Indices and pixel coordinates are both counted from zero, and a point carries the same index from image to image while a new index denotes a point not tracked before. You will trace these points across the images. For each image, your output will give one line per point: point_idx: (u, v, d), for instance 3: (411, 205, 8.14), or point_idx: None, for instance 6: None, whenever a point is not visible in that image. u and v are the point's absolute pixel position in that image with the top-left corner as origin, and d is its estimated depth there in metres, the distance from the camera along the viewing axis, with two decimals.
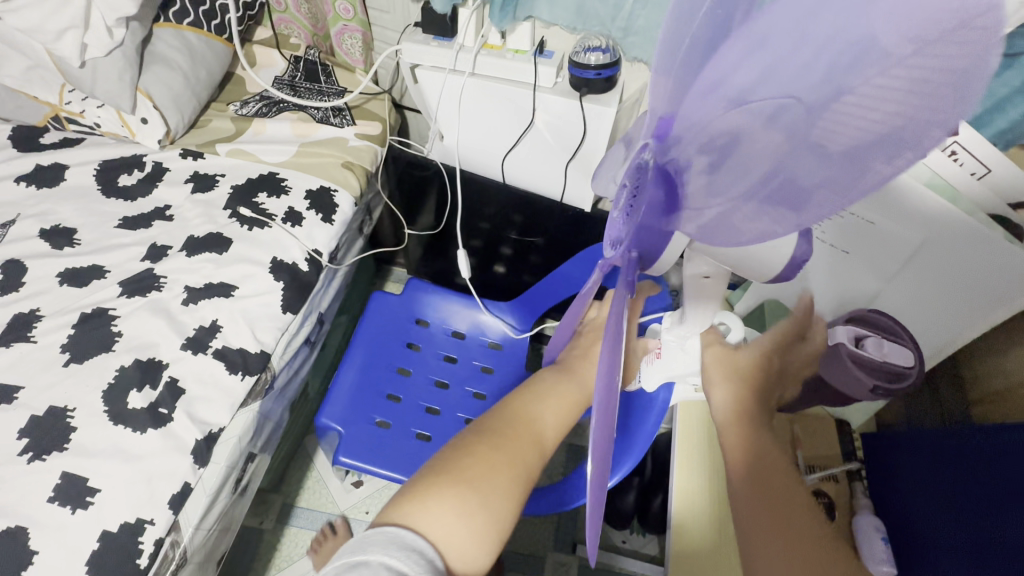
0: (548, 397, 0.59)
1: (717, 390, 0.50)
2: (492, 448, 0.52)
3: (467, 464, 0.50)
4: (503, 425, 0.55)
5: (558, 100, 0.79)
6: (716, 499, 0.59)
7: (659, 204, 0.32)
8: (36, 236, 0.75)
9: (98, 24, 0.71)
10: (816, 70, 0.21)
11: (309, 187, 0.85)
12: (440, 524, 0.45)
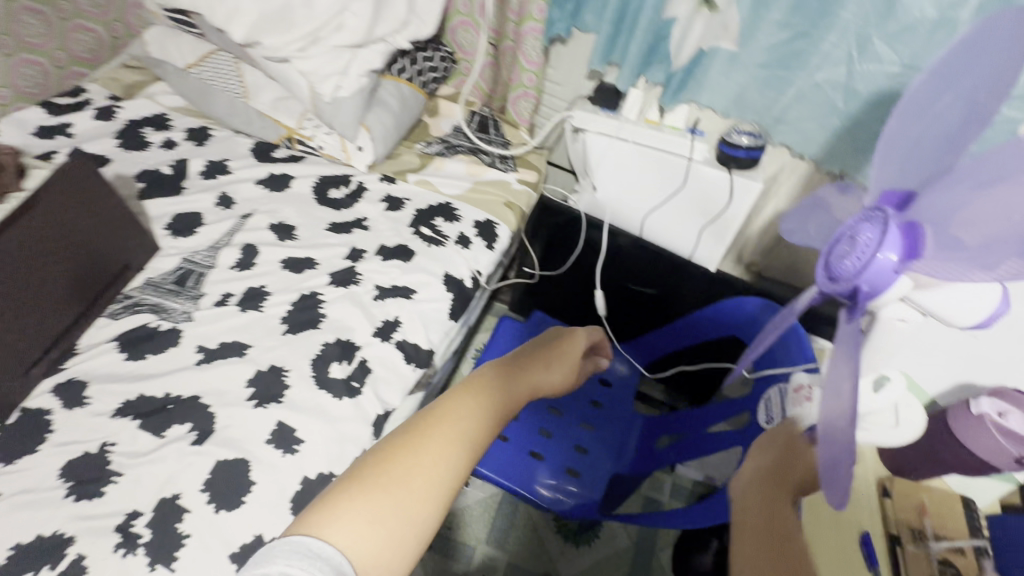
0: (487, 386, 0.52)
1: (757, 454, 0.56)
2: (425, 447, 0.43)
3: (389, 464, 0.42)
4: (443, 420, 0.46)
5: (710, 171, 0.91)
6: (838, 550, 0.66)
7: (896, 255, 0.41)
8: (266, 228, 0.91)
9: (353, 73, 0.91)
10: (1001, 197, 0.35)
11: (477, 218, 1.00)
12: (350, 532, 0.37)
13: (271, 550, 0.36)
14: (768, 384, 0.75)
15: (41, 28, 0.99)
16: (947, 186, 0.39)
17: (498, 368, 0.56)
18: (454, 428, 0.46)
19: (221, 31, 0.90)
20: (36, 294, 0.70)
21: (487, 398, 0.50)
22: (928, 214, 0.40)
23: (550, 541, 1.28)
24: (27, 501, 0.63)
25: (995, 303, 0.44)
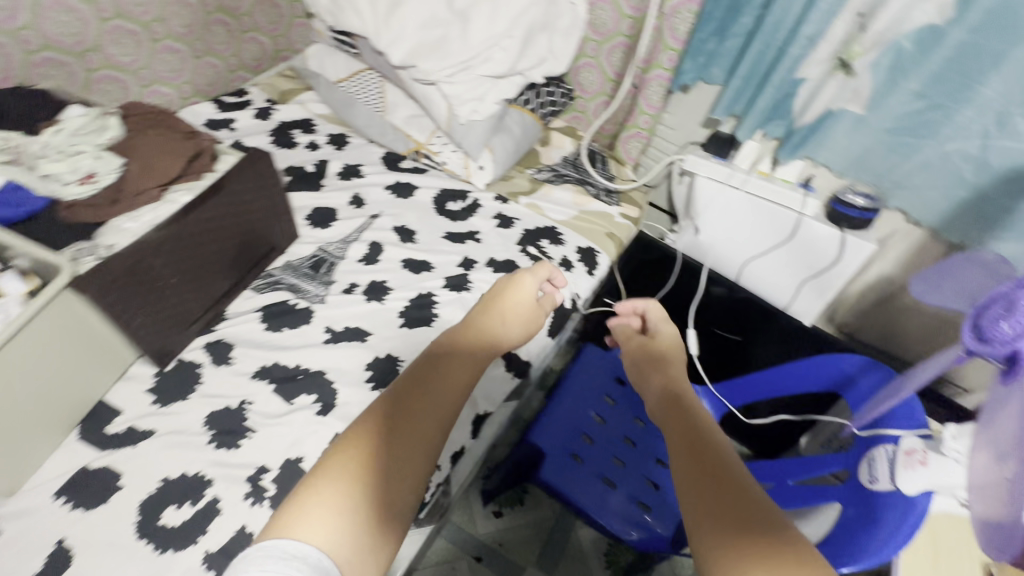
0: (426, 375, 0.57)
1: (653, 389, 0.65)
2: (366, 449, 0.48)
3: (334, 469, 0.46)
4: (379, 422, 0.51)
5: (821, 227, 0.93)
6: None
7: None
8: (390, 229, 1.00)
9: (489, 99, 1.00)
10: None
11: (580, 245, 1.05)
12: (315, 529, 0.42)
13: (250, 560, 0.39)
14: (876, 444, 0.74)
15: (225, 36, 1.15)
16: None
17: (433, 356, 0.60)
18: (390, 428, 0.50)
19: (380, 52, 1.02)
20: (221, 257, 0.80)
21: (427, 388, 0.55)
22: None
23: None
24: (177, 441, 0.71)
25: None
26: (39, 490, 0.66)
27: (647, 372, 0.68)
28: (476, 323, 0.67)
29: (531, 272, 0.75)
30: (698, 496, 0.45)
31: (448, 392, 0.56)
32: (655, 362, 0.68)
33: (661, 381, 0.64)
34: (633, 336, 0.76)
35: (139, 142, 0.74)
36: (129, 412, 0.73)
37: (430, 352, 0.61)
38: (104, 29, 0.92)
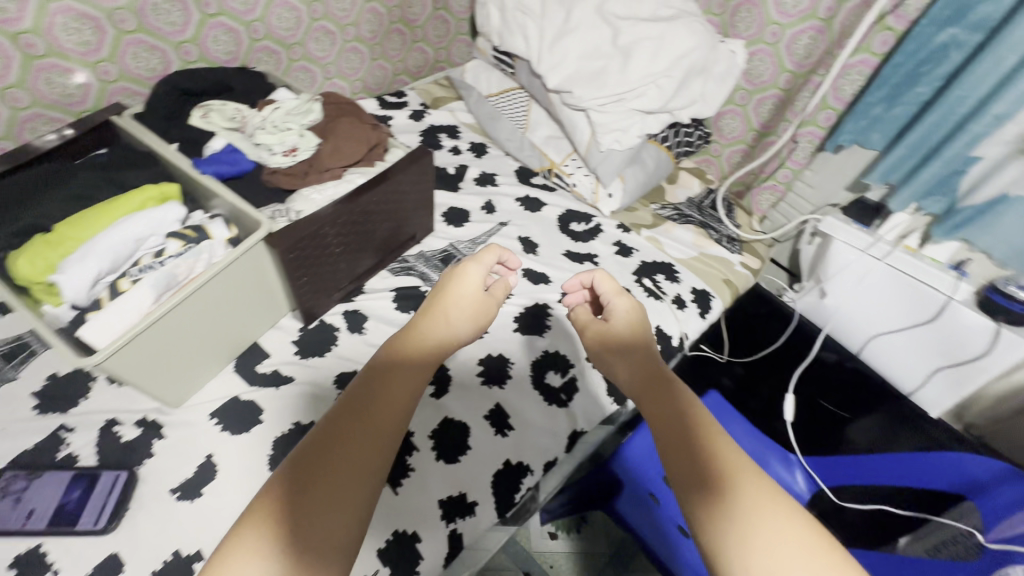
0: (348, 403, 0.49)
1: (621, 374, 0.57)
2: (268, 518, 0.40)
3: (237, 550, 0.39)
4: (285, 482, 0.43)
5: (972, 315, 0.85)
6: None
7: None
8: (515, 238, 1.06)
9: (633, 131, 1.04)
10: None
11: (695, 286, 1.05)
12: None
13: None
14: (1010, 562, 0.67)
15: (399, 44, 1.28)
16: None
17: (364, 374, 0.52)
18: (306, 474, 0.43)
19: (537, 75, 1.09)
20: (373, 239, 0.89)
21: (346, 421, 0.46)
22: None
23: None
24: (311, 392, 0.79)
25: None
26: (197, 408, 0.76)
27: (610, 356, 0.59)
28: (417, 330, 0.57)
29: (474, 261, 0.62)
30: (679, 468, 0.45)
31: (383, 416, 0.48)
32: (619, 347, 0.59)
33: (630, 359, 0.57)
34: (588, 317, 0.64)
35: (335, 126, 0.85)
36: (276, 357, 0.83)
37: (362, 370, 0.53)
38: (312, 27, 1.07)
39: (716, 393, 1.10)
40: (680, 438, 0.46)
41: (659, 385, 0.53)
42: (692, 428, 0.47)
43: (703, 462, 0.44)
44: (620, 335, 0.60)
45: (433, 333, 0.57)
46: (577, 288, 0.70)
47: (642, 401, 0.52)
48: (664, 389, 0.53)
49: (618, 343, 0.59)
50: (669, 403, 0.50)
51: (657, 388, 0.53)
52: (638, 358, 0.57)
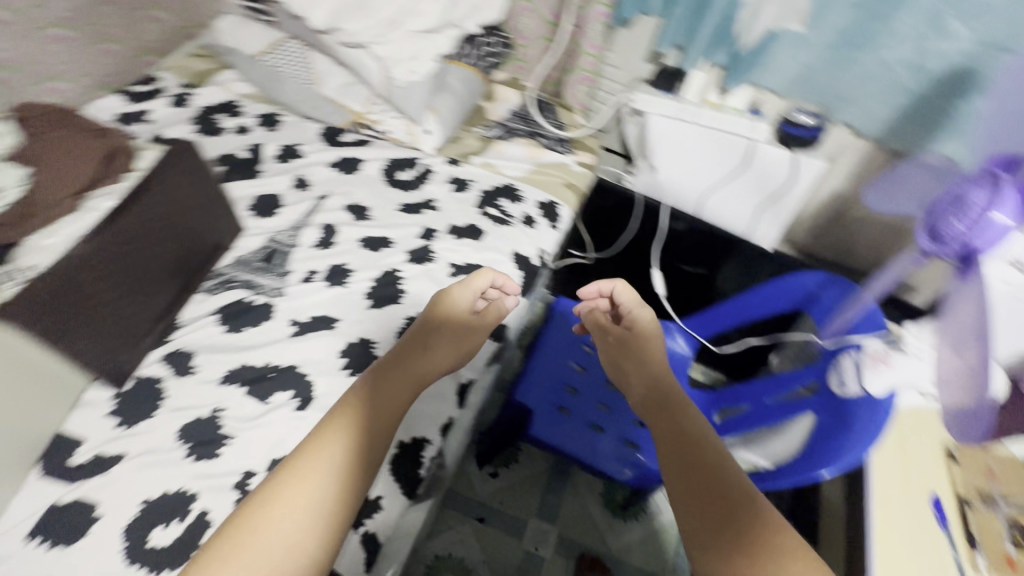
0: (370, 385, 0.62)
1: (634, 382, 0.70)
2: (330, 443, 0.54)
3: (298, 467, 0.52)
4: (338, 421, 0.57)
5: (774, 151, 0.94)
6: (918, 537, 0.71)
7: (1013, 210, 0.44)
8: (342, 209, 0.96)
9: (425, 57, 0.95)
10: None
11: (540, 200, 1.03)
12: (296, 500, 0.49)
13: (245, 523, 0.47)
14: (841, 352, 0.78)
15: (118, 17, 1.02)
16: None
17: (385, 362, 0.66)
18: (358, 418, 0.57)
19: (298, 18, 0.94)
20: (149, 264, 0.76)
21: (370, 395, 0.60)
22: None
23: (597, 513, 1.36)
24: (153, 461, 0.67)
25: None
26: (7, 537, 0.61)
27: (628, 368, 0.73)
28: (423, 331, 0.71)
29: (466, 284, 0.77)
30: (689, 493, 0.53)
31: (404, 391, 0.63)
32: (634, 357, 0.73)
33: (644, 376, 0.70)
34: (608, 324, 0.79)
35: (43, 150, 0.72)
36: (93, 440, 0.68)
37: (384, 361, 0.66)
38: None
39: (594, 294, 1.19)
40: (689, 466, 0.55)
41: (671, 397, 0.65)
42: (706, 460, 0.56)
43: (709, 488, 0.53)
44: (636, 348, 0.74)
45: (442, 336, 0.71)
46: (596, 295, 0.83)
47: (653, 420, 0.63)
48: (674, 406, 0.64)
49: (632, 347, 0.74)
50: (675, 422, 0.61)
51: (662, 405, 0.64)
52: (643, 360, 0.72)
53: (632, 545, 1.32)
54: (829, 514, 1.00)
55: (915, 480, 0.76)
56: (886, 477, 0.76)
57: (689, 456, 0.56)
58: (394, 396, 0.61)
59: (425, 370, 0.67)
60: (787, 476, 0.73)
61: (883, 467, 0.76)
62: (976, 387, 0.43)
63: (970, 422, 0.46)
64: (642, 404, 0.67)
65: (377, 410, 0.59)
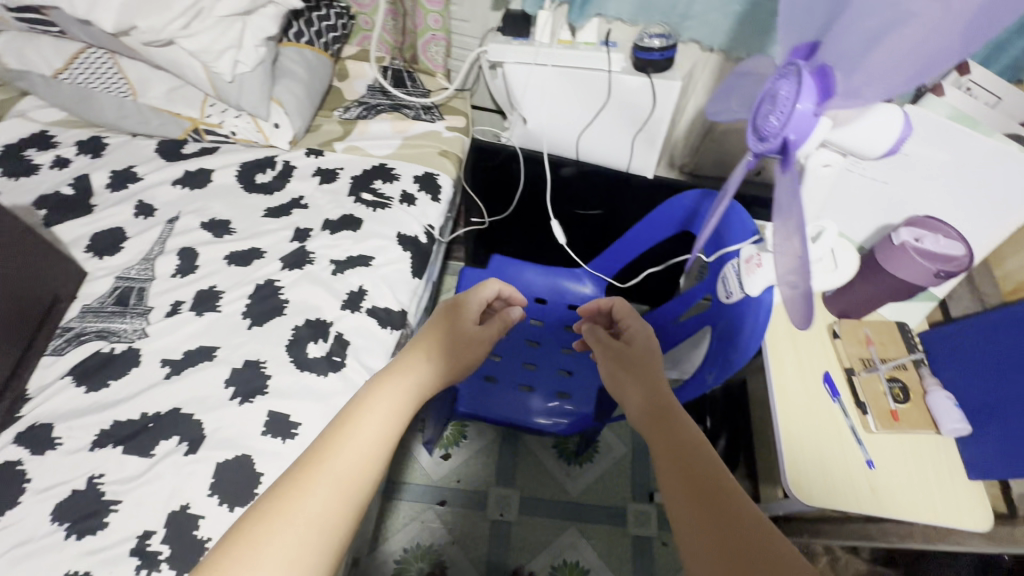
0: (380, 386, 0.51)
1: (633, 394, 0.61)
2: (375, 415, 0.48)
3: (341, 440, 0.45)
4: (390, 395, 0.50)
5: (631, 79, 0.93)
6: (814, 417, 0.77)
7: (814, 95, 0.44)
8: (199, 228, 0.87)
9: (247, 44, 0.86)
10: (922, 37, 0.36)
11: (415, 173, 0.99)
12: (335, 479, 0.43)
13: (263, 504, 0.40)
14: (724, 264, 0.80)
15: None
16: (853, 32, 0.40)
17: (414, 343, 0.60)
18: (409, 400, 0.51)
19: (87, 23, 0.82)
20: None
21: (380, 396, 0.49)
22: (844, 43, 0.41)
23: (553, 467, 1.40)
24: (27, 553, 0.60)
25: (898, 126, 0.46)
26: None
27: (629, 381, 0.63)
28: (435, 331, 0.62)
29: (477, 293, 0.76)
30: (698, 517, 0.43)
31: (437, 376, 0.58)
32: (635, 368, 0.65)
33: (647, 386, 0.61)
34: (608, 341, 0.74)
35: None
36: None
37: (392, 360, 0.56)
38: None
39: (499, 256, 1.18)
40: (702, 484, 0.45)
41: (674, 410, 0.56)
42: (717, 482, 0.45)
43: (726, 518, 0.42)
44: (633, 360, 0.67)
45: (465, 332, 0.67)
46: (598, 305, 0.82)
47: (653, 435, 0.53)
48: (672, 418, 0.54)
49: (631, 357, 0.68)
50: (682, 435, 0.51)
51: (665, 414, 0.55)
52: (645, 367, 0.65)
53: (592, 486, 1.37)
54: (756, 408, 1.07)
55: (809, 364, 0.82)
56: (783, 366, 0.81)
57: (698, 473, 0.46)
58: (404, 402, 0.51)
59: (433, 373, 0.56)
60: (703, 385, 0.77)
61: (778, 359, 0.81)
62: (802, 271, 0.44)
63: (798, 311, 0.47)
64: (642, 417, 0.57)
65: (385, 417, 0.48)
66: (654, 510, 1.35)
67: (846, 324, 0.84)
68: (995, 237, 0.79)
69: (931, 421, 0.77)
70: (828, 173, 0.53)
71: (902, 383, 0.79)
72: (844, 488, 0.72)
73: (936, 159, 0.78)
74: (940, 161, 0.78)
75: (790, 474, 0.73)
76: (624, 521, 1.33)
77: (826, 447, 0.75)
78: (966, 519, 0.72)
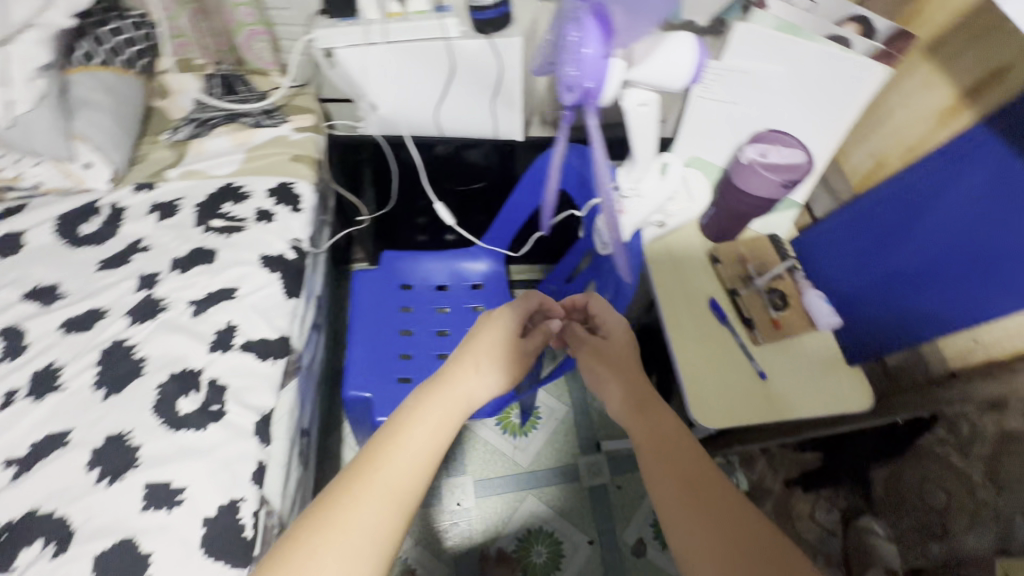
0: (427, 398, 0.54)
1: (609, 384, 0.62)
2: (420, 428, 0.52)
3: (391, 451, 0.50)
4: (431, 404, 0.54)
5: (471, 43, 0.87)
6: (706, 344, 0.80)
7: (599, 38, 0.42)
8: (21, 301, 0.76)
9: (18, 78, 0.76)
10: None
11: (269, 186, 0.91)
12: (384, 493, 0.47)
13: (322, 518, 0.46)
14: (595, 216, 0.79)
15: None
16: None
17: (460, 355, 0.60)
18: (450, 410, 0.54)
19: None
20: None
21: (425, 412, 0.53)
22: None
23: (496, 442, 1.40)
24: None
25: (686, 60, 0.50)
26: None
27: (603, 370, 0.63)
28: (485, 339, 0.61)
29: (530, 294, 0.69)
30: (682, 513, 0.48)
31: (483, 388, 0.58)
32: (610, 358, 0.64)
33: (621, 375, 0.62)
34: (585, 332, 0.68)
35: None
36: None
37: (442, 370, 0.58)
38: None
39: (389, 251, 1.13)
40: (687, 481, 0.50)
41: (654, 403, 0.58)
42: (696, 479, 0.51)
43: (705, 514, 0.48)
44: (612, 353, 0.65)
45: (517, 342, 0.63)
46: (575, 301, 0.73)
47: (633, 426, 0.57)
48: (654, 409, 0.58)
49: (609, 349, 0.65)
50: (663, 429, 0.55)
51: (647, 401, 0.58)
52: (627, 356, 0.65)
53: (539, 453, 1.39)
54: None
55: (693, 293, 0.84)
56: (672, 301, 0.83)
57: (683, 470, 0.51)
58: (449, 420, 0.54)
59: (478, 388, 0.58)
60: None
61: (667, 297, 0.83)
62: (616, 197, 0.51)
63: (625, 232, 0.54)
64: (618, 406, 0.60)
65: (430, 431, 0.52)
66: (603, 459, 1.38)
67: (722, 247, 0.87)
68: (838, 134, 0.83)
69: (808, 319, 0.82)
70: (643, 115, 0.52)
71: (780, 291, 0.83)
72: (740, 403, 0.76)
73: (778, 73, 0.80)
74: (777, 72, 0.80)
75: (693, 403, 0.75)
76: (578, 477, 1.36)
77: (721, 370, 0.78)
78: (852, 402, 0.78)
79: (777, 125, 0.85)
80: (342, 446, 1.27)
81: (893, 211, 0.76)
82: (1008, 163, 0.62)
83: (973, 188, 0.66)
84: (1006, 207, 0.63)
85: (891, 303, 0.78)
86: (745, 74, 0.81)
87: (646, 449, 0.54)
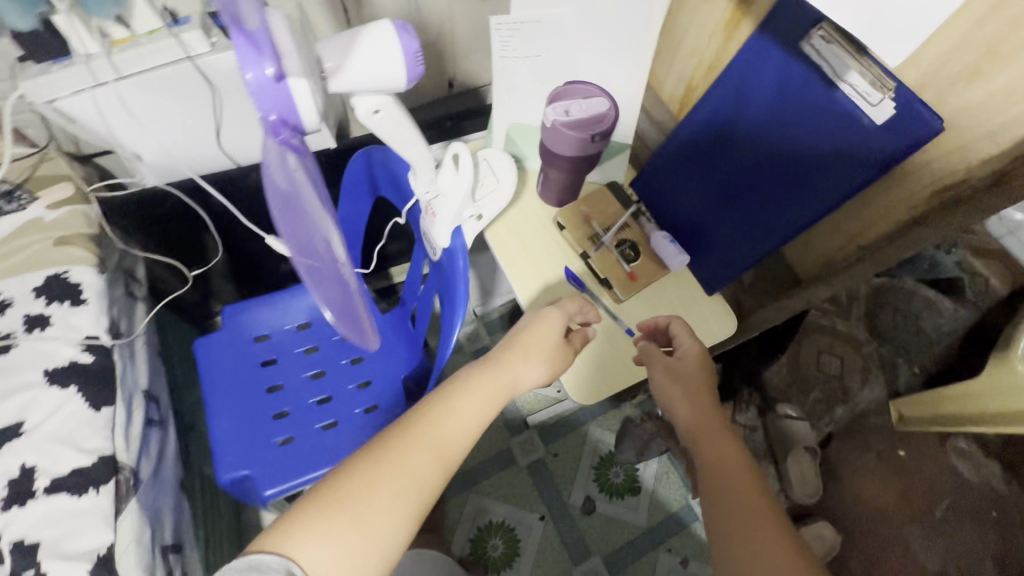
0: (478, 375, 0.61)
1: (681, 406, 0.67)
2: (467, 400, 0.59)
3: (440, 415, 0.57)
4: (480, 381, 0.61)
5: (224, 57, 0.73)
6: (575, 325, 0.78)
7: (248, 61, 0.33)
8: None
9: None
10: None
11: (33, 285, 0.75)
12: (430, 449, 0.54)
13: (378, 457, 0.53)
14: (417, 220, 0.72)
15: None
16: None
17: (514, 339, 0.66)
18: (497, 393, 0.61)
19: None
20: None
21: (472, 385, 0.60)
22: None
23: None
24: None
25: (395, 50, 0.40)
26: None
27: (675, 392, 0.68)
28: (539, 330, 0.67)
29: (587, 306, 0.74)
30: (736, 535, 0.54)
31: (530, 374, 0.64)
32: (686, 383, 0.68)
33: (694, 400, 0.67)
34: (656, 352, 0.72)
35: None
36: None
37: (497, 351, 0.65)
38: None
39: (230, 305, 1.01)
40: (740, 510, 0.56)
41: (721, 430, 0.63)
42: (757, 506, 0.56)
43: (752, 533, 0.54)
44: (687, 375, 0.68)
45: (568, 347, 0.68)
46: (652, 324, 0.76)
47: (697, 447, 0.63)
48: (716, 435, 0.63)
49: (685, 372, 0.69)
50: (726, 453, 0.61)
51: (713, 429, 0.63)
52: (702, 380, 0.68)
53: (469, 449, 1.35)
54: None
55: (546, 268, 0.81)
56: (527, 285, 0.80)
57: (736, 494, 0.57)
58: (491, 399, 0.60)
59: (521, 375, 0.63)
60: (440, 357, 0.70)
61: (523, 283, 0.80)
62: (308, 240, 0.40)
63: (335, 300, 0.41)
64: (686, 428, 0.66)
65: (474, 405, 0.59)
66: (533, 434, 1.37)
67: (564, 212, 0.83)
68: (643, 68, 0.79)
69: (661, 262, 0.81)
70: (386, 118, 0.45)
71: (630, 242, 0.81)
72: (613, 369, 0.77)
73: (567, 16, 0.74)
74: (561, 17, 0.74)
75: (575, 389, 0.76)
76: (514, 459, 1.35)
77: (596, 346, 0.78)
78: (716, 332, 0.79)
79: (580, 72, 0.81)
80: (257, 517, 1.17)
81: (704, 138, 0.75)
82: (786, 69, 0.61)
83: (763, 101, 0.65)
84: (794, 116, 0.63)
85: (727, 228, 0.77)
86: (533, 25, 0.75)
87: (707, 474, 0.60)
